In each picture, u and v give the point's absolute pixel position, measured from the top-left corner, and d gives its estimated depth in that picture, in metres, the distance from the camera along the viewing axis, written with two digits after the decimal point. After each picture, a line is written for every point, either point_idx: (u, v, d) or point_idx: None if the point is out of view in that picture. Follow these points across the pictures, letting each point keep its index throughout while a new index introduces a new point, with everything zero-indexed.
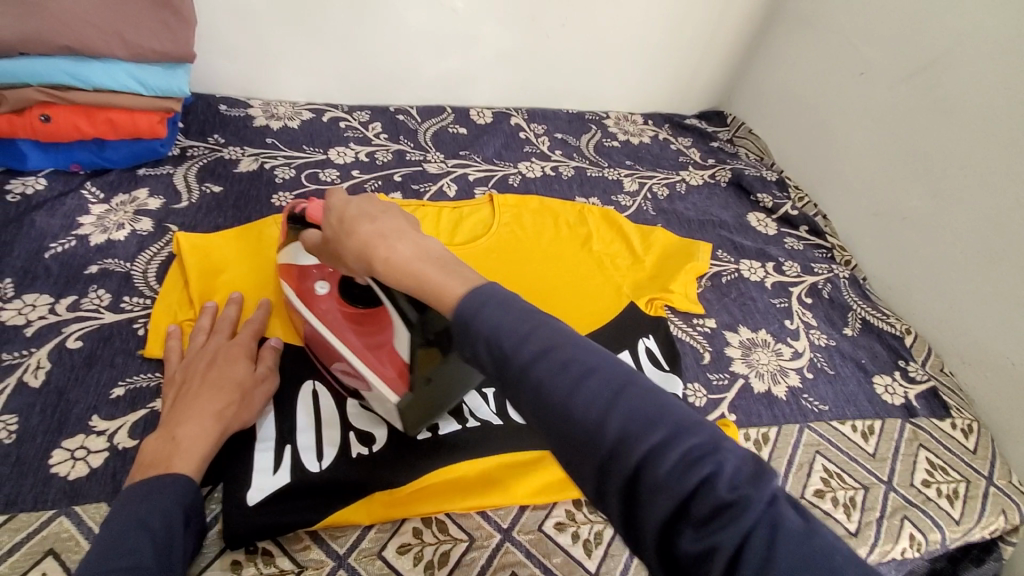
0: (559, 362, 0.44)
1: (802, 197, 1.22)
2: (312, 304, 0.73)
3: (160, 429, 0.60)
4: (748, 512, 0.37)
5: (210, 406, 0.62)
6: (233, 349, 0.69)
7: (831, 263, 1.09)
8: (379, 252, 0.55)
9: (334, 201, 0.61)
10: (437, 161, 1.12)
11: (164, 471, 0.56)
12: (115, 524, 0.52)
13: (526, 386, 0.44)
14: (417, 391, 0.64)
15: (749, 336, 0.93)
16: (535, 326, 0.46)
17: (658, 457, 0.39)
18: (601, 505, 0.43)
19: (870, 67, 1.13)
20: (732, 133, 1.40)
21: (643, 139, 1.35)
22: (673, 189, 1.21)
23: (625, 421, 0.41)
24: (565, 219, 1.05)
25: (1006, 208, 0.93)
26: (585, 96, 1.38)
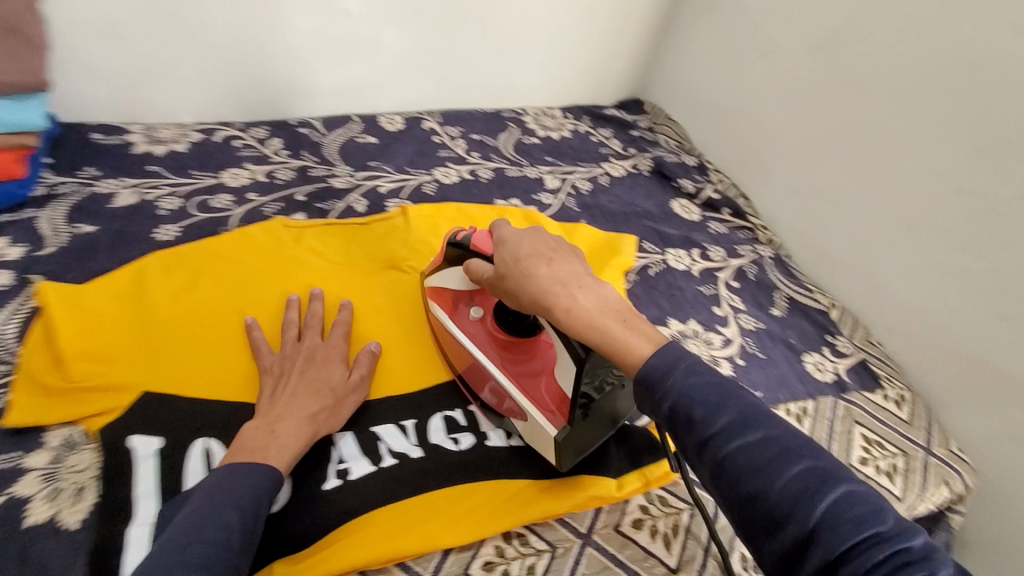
0: (714, 402, 0.49)
1: (722, 180, 1.22)
2: (461, 328, 0.76)
3: (260, 418, 0.59)
4: (912, 563, 0.40)
5: (307, 406, 0.60)
6: (328, 351, 0.69)
7: (755, 245, 1.10)
8: (560, 300, 0.59)
9: (509, 240, 0.65)
10: (344, 175, 1.05)
11: (260, 460, 0.54)
12: (206, 498, 0.50)
13: (680, 421, 0.50)
14: (577, 424, 0.63)
15: (681, 328, 0.91)
16: (692, 372, 0.52)
17: (832, 511, 0.43)
18: (749, 539, 0.46)
19: (778, 47, 1.14)
20: (651, 121, 1.40)
21: (563, 134, 1.32)
22: (596, 183, 1.19)
23: (790, 474, 0.45)
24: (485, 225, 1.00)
25: (917, 175, 0.95)
26: (501, 93, 1.34)
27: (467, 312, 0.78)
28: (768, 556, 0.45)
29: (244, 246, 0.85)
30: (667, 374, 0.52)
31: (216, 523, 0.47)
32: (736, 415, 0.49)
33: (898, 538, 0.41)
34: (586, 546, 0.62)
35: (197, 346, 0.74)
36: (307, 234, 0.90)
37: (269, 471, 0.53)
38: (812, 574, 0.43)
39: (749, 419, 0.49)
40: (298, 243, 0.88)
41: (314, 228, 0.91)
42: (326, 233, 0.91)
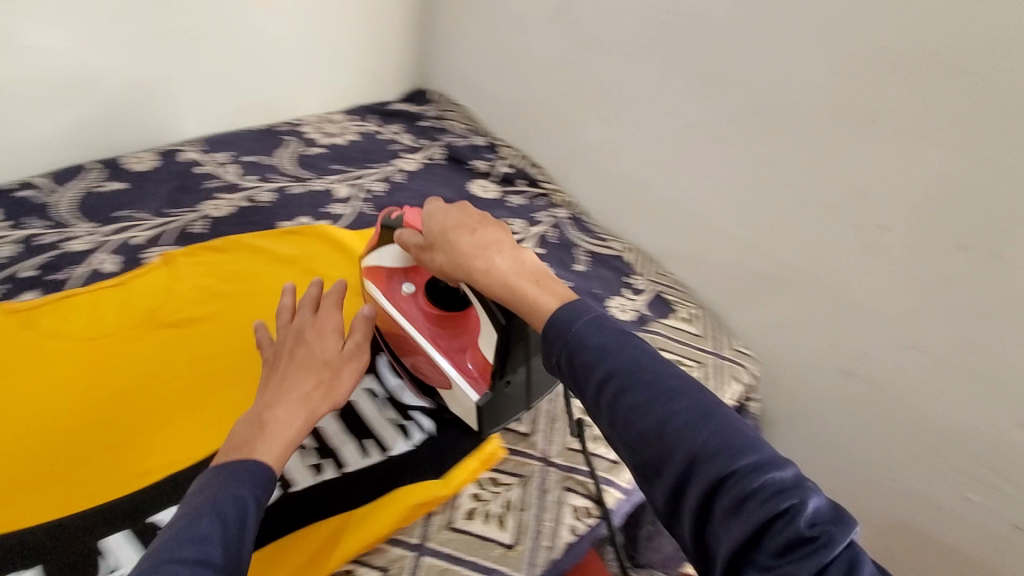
0: (642, 384, 0.44)
1: (513, 153, 1.24)
2: (393, 305, 0.70)
3: (248, 411, 0.53)
4: (822, 552, 0.36)
5: (297, 386, 0.54)
6: (324, 319, 0.58)
7: (552, 209, 1.14)
8: (476, 262, 0.56)
9: (435, 207, 0.60)
10: (83, 234, 0.90)
11: (244, 455, 0.49)
12: (214, 497, 0.44)
13: (605, 401, 0.45)
14: (498, 390, 0.65)
15: None
16: (624, 346, 0.46)
17: (726, 458, 0.40)
18: (669, 518, 0.43)
19: (523, 18, 1.13)
20: (439, 108, 1.39)
21: (348, 138, 1.26)
22: (390, 181, 1.15)
23: (687, 421, 0.42)
24: (270, 251, 0.92)
25: (663, 121, 0.95)
26: (268, 107, 1.24)
27: (399, 287, 0.71)
28: (689, 535, 0.42)
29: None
30: (594, 347, 0.46)
31: (197, 537, 0.41)
32: (640, 363, 0.45)
33: (796, 489, 0.39)
34: (421, 556, 0.60)
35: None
36: (41, 314, 0.77)
37: (252, 466, 0.47)
38: (704, 516, 0.41)
39: (652, 369, 0.45)
40: (35, 328, 0.76)
41: (51, 301, 0.78)
42: (65, 306, 0.79)
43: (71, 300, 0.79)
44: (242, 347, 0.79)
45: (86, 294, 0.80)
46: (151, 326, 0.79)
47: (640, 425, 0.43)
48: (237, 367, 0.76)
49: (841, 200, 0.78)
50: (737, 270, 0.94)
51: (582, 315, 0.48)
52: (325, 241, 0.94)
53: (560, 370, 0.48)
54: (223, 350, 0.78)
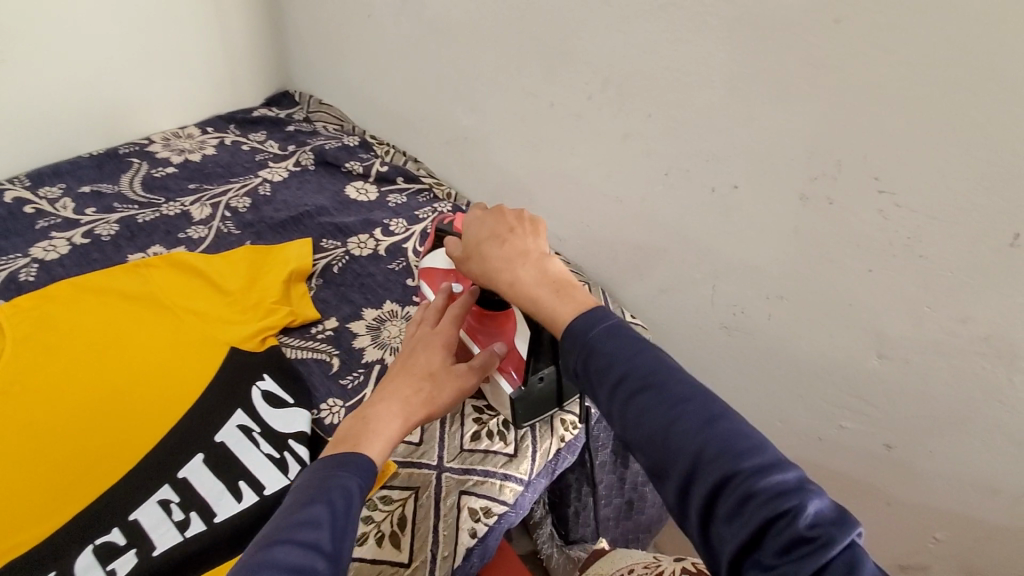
0: (650, 389, 0.44)
1: (388, 150, 1.20)
2: None
3: (361, 408, 0.57)
4: (825, 552, 0.35)
5: (401, 393, 0.58)
6: (455, 313, 0.64)
7: (435, 203, 1.11)
8: (504, 276, 0.55)
9: (471, 216, 0.62)
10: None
11: (353, 448, 0.52)
12: (322, 482, 0.46)
13: (615, 402, 0.45)
14: (530, 385, 0.67)
15: (376, 314, 0.89)
16: (632, 350, 0.46)
17: (734, 460, 0.40)
18: (679, 517, 0.43)
19: (372, 9, 1.08)
20: (306, 109, 1.31)
21: (205, 152, 1.16)
22: (255, 195, 1.07)
23: (691, 423, 0.42)
24: (116, 289, 0.83)
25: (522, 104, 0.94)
26: (107, 129, 1.17)
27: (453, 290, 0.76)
28: (695, 536, 0.42)
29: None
30: (593, 346, 0.47)
31: (309, 520, 0.42)
32: (652, 367, 0.45)
33: (795, 491, 0.38)
34: None
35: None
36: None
37: (361, 459, 0.50)
38: (708, 514, 0.40)
39: (664, 374, 0.45)
40: None
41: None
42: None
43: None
44: (89, 407, 0.72)
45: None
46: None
47: (641, 433, 0.43)
48: (87, 431, 0.70)
49: (694, 167, 0.80)
50: (616, 243, 0.96)
51: (599, 322, 0.48)
52: (184, 270, 0.86)
53: (579, 376, 0.48)
54: (65, 415, 0.71)
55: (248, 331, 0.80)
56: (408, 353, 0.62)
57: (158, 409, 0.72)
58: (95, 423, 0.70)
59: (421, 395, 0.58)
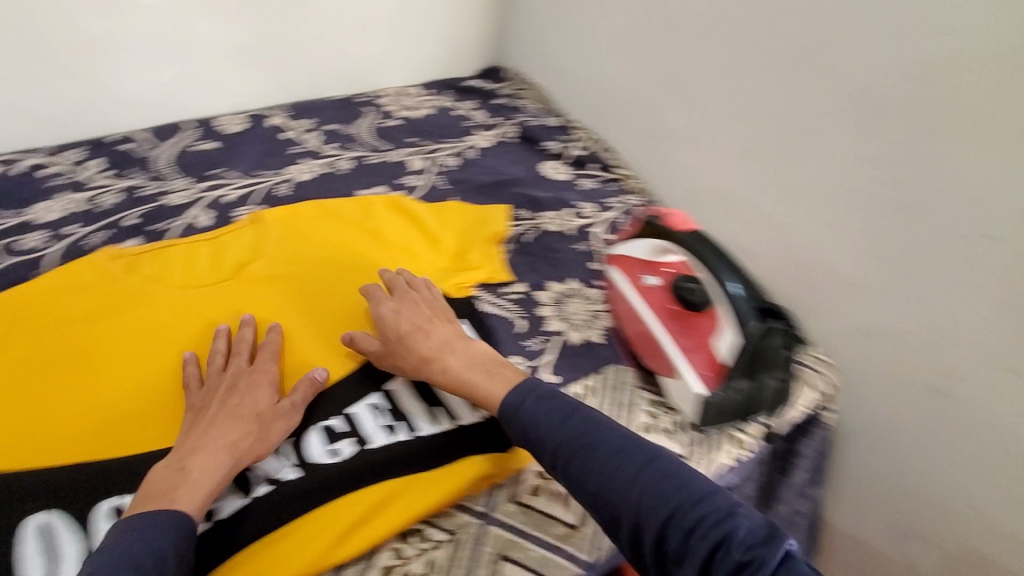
0: (595, 446, 0.57)
1: (588, 136, 1.22)
2: (644, 296, 0.81)
3: (171, 458, 0.57)
4: (763, 567, 0.47)
5: (226, 436, 0.59)
6: (418, 313, 0.73)
7: (624, 194, 1.12)
8: (435, 363, 0.68)
9: (398, 292, 0.77)
10: (182, 188, 0.95)
11: (165, 505, 0.53)
12: (116, 544, 0.49)
13: (562, 466, 0.58)
14: (728, 390, 0.73)
15: (561, 289, 0.92)
16: (568, 412, 0.60)
17: (673, 497, 0.52)
18: (635, 559, 0.54)
19: None
20: (514, 86, 1.38)
21: (424, 112, 1.27)
22: (462, 157, 1.16)
23: (656, 473, 0.54)
24: (348, 218, 0.95)
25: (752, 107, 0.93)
26: (355, 78, 1.27)
27: (642, 279, 0.82)
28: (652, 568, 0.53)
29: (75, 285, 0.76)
30: (528, 415, 0.61)
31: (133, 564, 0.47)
32: (581, 429, 0.59)
33: (730, 518, 0.50)
34: (485, 526, 0.66)
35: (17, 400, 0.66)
36: (140, 257, 0.82)
37: (176, 514, 0.52)
38: (659, 550, 0.52)
39: (597, 428, 0.58)
40: (135, 274, 0.79)
41: (150, 250, 0.83)
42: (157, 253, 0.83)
43: (165, 249, 0.84)
44: (308, 313, 0.80)
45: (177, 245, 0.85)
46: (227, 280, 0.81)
47: (593, 479, 0.56)
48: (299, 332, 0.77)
49: (944, 202, 0.74)
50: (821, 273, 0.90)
51: (525, 398, 0.62)
52: (404, 215, 0.98)
53: (516, 435, 0.62)
54: (288, 312, 0.79)
55: (450, 280, 0.87)
56: (195, 405, 0.64)
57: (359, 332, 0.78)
58: (308, 328, 0.78)
59: (255, 428, 0.61)
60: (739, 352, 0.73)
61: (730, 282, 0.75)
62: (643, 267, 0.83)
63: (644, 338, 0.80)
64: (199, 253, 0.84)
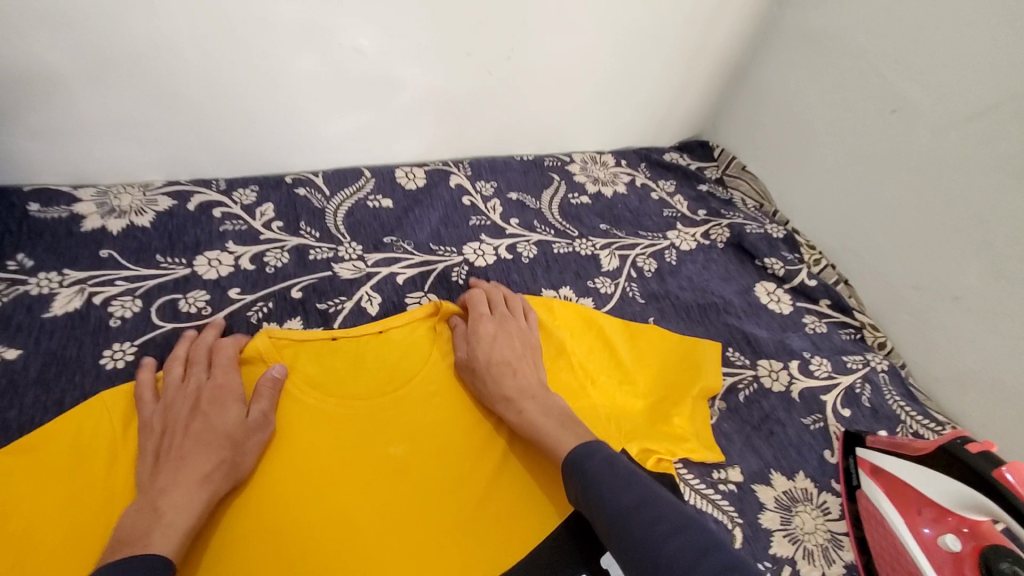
0: (648, 516, 0.52)
1: (817, 258, 0.98)
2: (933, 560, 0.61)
3: (140, 499, 0.53)
4: None
5: (199, 467, 0.55)
6: (506, 344, 0.72)
7: (862, 351, 0.89)
8: (515, 396, 0.67)
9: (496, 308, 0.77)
10: (351, 260, 0.83)
11: (140, 551, 0.48)
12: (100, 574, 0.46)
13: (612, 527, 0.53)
14: None
15: (787, 488, 0.71)
16: (628, 482, 0.55)
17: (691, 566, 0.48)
18: None
19: (902, 103, 0.87)
20: (722, 169, 1.16)
21: (617, 189, 1.08)
22: (662, 261, 0.96)
23: (660, 530, 0.51)
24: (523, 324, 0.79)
25: None
26: (547, 138, 1.10)
27: (934, 536, 0.62)
28: None
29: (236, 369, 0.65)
30: (588, 469, 0.58)
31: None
32: (637, 498, 0.54)
33: None
34: None
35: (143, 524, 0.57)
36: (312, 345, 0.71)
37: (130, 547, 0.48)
38: None
39: (653, 500, 0.53)
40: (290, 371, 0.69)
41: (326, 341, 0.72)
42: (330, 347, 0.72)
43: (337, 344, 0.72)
44: (467, 486, 0.65)
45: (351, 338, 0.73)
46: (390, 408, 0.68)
47: (624, 533, 0.52)
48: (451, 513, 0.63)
49: None
50: None
51: (591, 466, 0.57)
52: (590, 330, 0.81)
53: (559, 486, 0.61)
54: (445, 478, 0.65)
55: (644, 446, 0.69)
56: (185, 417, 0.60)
57: (515, 536, 0.63)
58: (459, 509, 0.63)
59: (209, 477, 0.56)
60: None
61: None
62: (927, 508, 0.63)
63: None
64: (370, 356, 0.72)
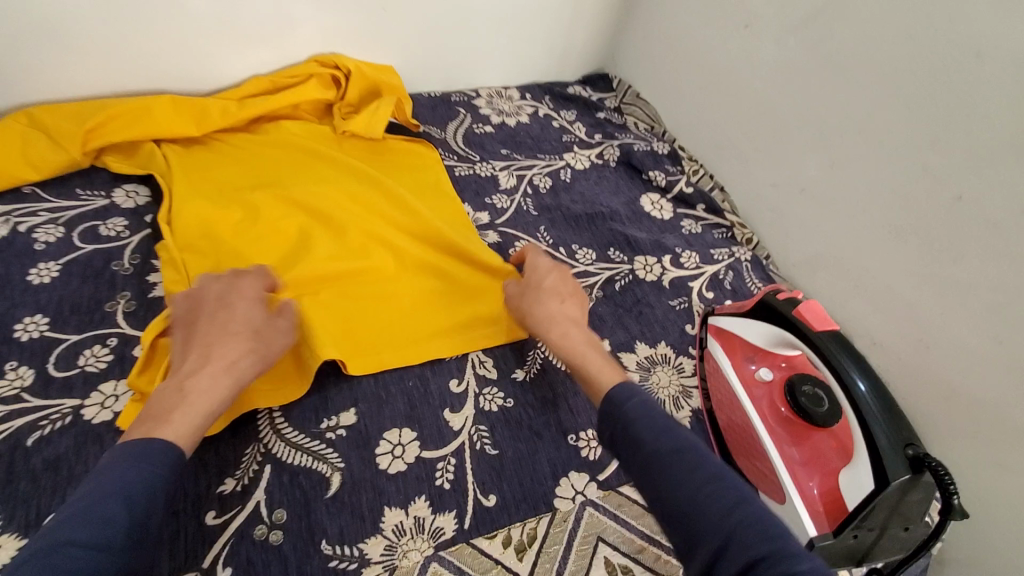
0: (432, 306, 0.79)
1: (697, 170, 1.09)
2: (757, 389, 0.73)
3: (170, 380, 0.55)
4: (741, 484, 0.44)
5: (224, 357, 0.56)
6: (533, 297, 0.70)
7: (730, 246, 1.00)
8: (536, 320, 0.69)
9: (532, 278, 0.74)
10: (292, 160, 0.92)
11: (166, 425, 0.50)
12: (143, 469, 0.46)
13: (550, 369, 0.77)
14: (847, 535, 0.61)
15: (649, 353, 0.82)
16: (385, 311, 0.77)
17: (704, 522, 0.42)
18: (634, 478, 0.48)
19: (753, 19, 0.96)
20: (619, 98, 1.25)
21: (520, 119, 1.17)
22: (557, 179, 1.05)
23: (692, 476, 0.45)
24: (231, 154, 0.91)
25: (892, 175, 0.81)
26: (453, 74, 1.17)
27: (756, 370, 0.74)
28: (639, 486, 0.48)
29: (241, 280, 0.65)
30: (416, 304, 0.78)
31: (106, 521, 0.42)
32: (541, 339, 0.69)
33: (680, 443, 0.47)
34: None
35: (61, 396, 0.63)
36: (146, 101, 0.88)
37: (172, 444, 0.49)
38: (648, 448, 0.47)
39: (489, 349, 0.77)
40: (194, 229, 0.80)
41: (203, 111, 0.91)
42: (142, 113, 0.86)
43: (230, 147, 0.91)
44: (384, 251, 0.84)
45: (217, 120, 0.91)
46: (401, 160, 0.99)
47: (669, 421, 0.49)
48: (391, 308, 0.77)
49: None
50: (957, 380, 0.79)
51: (631, 397, 0.51)
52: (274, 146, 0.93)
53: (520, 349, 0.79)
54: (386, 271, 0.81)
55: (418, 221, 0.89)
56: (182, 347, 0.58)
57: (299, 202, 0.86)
58: (388, 320, 0.76)
59: (250, 356, 0.58)
60: (866, 498, 0.59)
61: (854, 373, 0.63)
62: (754, 354, 0.75)
63: (744, 428, 0.72)
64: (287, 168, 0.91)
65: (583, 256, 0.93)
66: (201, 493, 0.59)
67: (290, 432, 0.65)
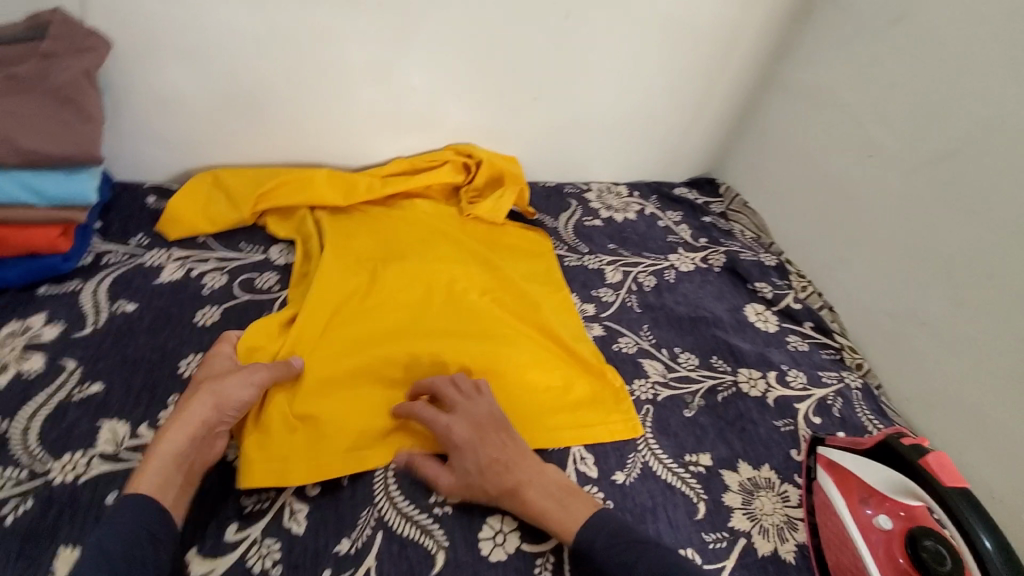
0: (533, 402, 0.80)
1: (805, 286, 1.09)
2: (870, 533, 0.70)
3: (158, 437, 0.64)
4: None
5: (191, 414, 0.64)
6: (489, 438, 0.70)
7: (839, 369, 0.98)
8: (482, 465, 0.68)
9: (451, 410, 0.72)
10: (424, 236, 1.00)
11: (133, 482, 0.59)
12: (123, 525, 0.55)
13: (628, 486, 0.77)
14: None
15: (751, 475, 0.80)
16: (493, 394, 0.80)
17: None
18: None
19: (878, 150, 0.99)
20: (726, 204, 1.28)
21: (627, 215, 1.22)
22: (662, 279, 1.08)
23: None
24: (364, 227, 1.00)
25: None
26: (568, 168, 1.25)
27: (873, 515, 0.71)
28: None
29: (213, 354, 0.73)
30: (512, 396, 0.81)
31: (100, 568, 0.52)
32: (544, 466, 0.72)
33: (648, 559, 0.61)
34: None
35: None
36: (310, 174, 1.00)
37: (140, 496, 0.58)
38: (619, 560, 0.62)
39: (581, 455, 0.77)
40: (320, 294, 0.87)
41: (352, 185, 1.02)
42: (305, 183, 0.98)
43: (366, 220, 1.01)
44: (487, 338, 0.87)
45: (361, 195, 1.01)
46: (514, 249, 1.05)
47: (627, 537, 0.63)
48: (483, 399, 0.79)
49: None
50: None
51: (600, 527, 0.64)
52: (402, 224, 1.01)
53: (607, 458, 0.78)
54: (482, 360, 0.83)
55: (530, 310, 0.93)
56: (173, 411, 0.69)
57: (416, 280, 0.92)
58: None
59: (214, 412, 0.65)
60: None
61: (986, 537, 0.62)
62: (869, 496, 0.73)
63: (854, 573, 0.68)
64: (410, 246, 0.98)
65: (685, 360, 0.94)
66: (319, 552, 0.62)
67: (402, 502, 0.68)
